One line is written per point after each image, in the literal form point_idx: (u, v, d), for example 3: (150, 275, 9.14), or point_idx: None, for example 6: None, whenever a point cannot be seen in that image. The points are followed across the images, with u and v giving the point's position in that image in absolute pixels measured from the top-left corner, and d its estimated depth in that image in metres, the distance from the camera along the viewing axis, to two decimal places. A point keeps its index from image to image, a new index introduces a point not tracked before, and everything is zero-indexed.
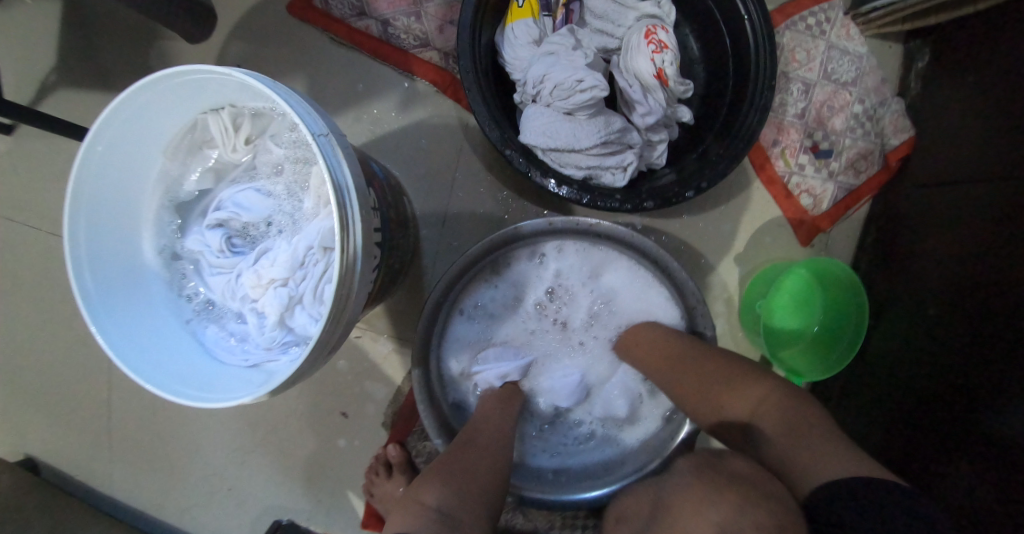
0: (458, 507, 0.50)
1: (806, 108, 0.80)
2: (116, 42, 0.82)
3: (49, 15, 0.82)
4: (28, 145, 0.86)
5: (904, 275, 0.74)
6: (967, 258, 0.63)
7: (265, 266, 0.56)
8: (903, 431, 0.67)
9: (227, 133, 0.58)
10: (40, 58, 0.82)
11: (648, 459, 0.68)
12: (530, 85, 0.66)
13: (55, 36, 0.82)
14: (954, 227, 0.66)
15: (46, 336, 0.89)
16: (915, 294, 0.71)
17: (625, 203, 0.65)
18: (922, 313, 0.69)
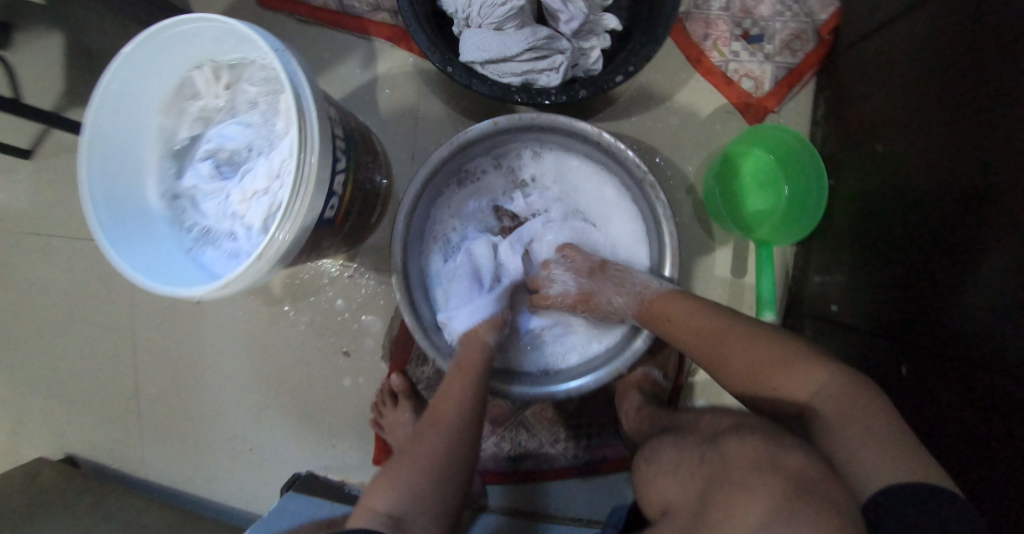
0: (410, 508, 0.55)
1: (731, 1, 0.83)
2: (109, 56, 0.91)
3: (50, 43, 0.92)
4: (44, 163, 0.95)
5: (872, 158, 0.71)
6: (952, 140, 0.57)
7: (248, 181, 0.65)
8: (885, 322, 0.65)
9: (210, 83, 0.68)
10: (48, 83, 0.92)
11: (618, 350, 0.74)
12: (460, 12, 0.75)
13: (58, 61, 0.92)
14: (930, 110, 0.61)
15: (75, 337, 0.96)
16: (891, 177, 0.67)
17: (560, 96, 0.73)
18: (900, 200, 0.64)
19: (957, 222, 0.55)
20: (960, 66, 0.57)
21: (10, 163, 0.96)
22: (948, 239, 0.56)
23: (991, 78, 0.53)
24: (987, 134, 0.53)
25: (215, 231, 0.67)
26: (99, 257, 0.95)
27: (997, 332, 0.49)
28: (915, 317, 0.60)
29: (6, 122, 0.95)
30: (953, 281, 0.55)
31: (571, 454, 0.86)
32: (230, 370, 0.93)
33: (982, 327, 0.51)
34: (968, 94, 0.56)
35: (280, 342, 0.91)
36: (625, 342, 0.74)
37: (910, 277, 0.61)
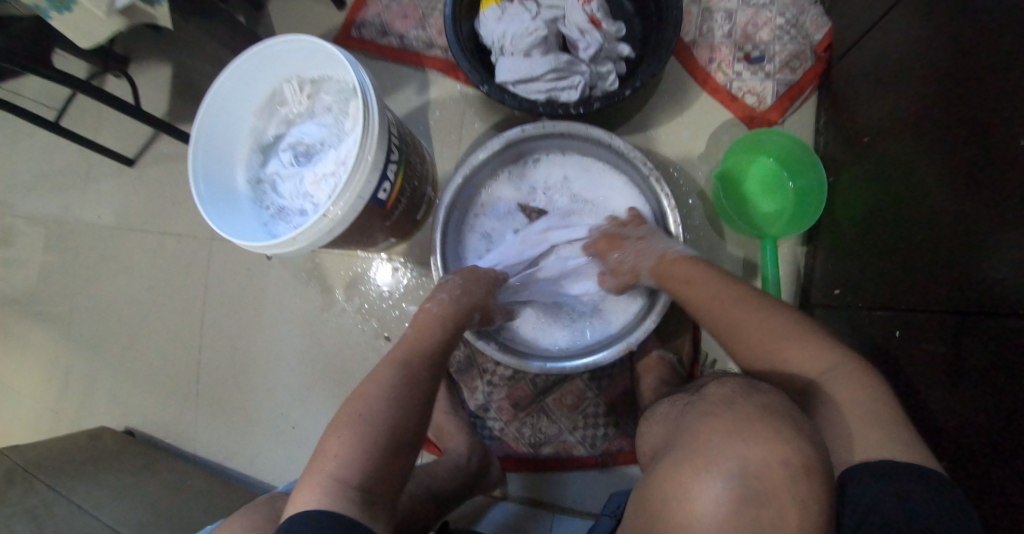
0: (371, 473, 0.50)
1: (732, 29, 0.90)
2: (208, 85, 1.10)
3: (164, 76, 1.12)
4: (145, 170, 1.12)
5: (870, 157, 0.74)
6: (949, 125, 0.58)
7: (320, 167, 0.77)
8: (891, 303, 0.66)
9: (296, 93, 0.81)
10: (158, 107, 1.12)
11: (629, 330, 0.79)
12: (496, 42, 0.90)
13: (168, 90, 1.12)
14: (924, 103, 0.63)
15: (151, 321, 1.10)
16: (888, 171, 0.69)
17: (579, 107, 0.85)
18: (901, 190, 0.66)
19: (960, 202, 0.55)
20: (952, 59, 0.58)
21: (115, 170, 1.14)
22: (952, 218, 0.56)
23: (981, 65, 0.54)
24: (982, 116, 0.53)
25: (289, 209, 0.79)
26: (180, 250, 1.09)
27: (1004, 296, 0.49)
28: (925, 294, 0.60)
29: (113, 127, 1.12)
30: (959, 256, 0.55)
31: (591, 442, 0.88)
32: (280, 353, 1.03)
33: (989, 294, 0.51)
34: (959, 85, 0.57)
35: (328, 327, 1.01)
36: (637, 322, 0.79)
37: (917, 257, 0.61)
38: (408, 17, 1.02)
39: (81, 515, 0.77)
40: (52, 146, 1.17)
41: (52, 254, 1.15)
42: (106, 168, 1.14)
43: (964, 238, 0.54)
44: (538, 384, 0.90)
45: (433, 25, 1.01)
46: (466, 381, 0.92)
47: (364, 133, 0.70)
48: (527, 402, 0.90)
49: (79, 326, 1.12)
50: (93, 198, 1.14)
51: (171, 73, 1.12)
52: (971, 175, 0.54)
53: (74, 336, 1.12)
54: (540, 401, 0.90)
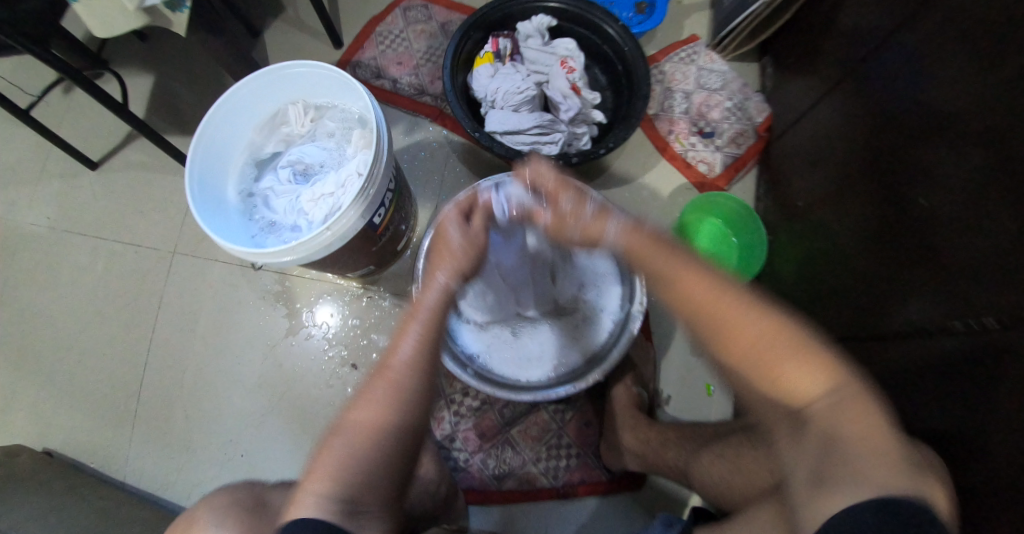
0: (359, 497, 0.50)
1: (688, 107, 1.05)
2: (190, 101, 1.11)
3: (143, 86, 1.12)
4: (108, 177, 1.10)
5: (814, 224, 0.84)
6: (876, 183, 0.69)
7: (319, 187, 0.81)
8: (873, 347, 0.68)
9: (300, 115, 0.87)
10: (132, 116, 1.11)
11: (604, 354, 0.85)
12: (490, 95, 1.00)
13: (145, 99, 1.11)
14: (852, 171, 0.75)
15: (90, 334, 1.03)
16: (835, 235, 0.78)
17: (559, 159, 0.94)
18: (856, 248, 0.72)
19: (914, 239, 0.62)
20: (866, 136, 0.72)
21: (75, 171, 1.10)
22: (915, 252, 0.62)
23: (895, 135, 0.66)
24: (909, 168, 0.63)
25: (280, 224, 0.82)
26: (137, 261, 1.05)
27: (988, 294, 0.52)
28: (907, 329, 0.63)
29: (79, 131, 1.10)
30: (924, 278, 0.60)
31: (553, 474, 0.91)
32: (235, 373, 0.99)
33: (967, 289, 0.55)
34: (877, 153, 0.69)
35: (293, 346, 0.99)
36: (609, 349, 0.85)
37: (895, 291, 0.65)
38: (403, 64, 1.10)
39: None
40: (7, 140, 1.12)
41: None
42: (64, 167, 1.10)
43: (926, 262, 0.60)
44: (506, 415, 0.93)
45: (425, 74, 1.09)
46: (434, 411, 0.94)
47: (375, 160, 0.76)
48: (493, 433, 0.92)
49: (6, 332, 1.04)
50: (43, 197, 1.09)
51: (150, 83, 1.12)
52: (903, 219, 0.64)
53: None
54: (506, 431, 0.92)
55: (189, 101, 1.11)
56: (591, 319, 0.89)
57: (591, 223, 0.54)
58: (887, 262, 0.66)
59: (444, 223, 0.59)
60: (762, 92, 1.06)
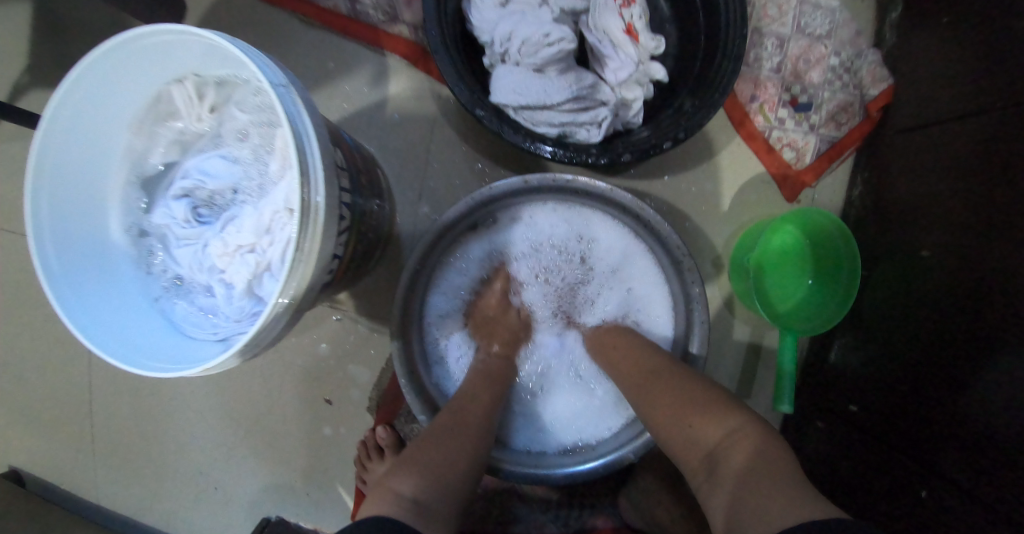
0: (434, 495, 0.47)
1: (782, 62, 0.76)
2: (82, 36, 0.80)
3: (14, 10, 0.80)
4: (4, 145, 0.85)
5: (919, 275, 0.65)
6: (959, 227, 0.60)
7: (231, 233, 0.55)
8: (898, 415, 0.64)
9: (191, 103, 0.56)
10: (4, 55, 0.80)
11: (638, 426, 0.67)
12: (497, 44, 0.65)
13: (19, 31, 0.80)
14: (941, 199, 0.63)
15: (21, 342, 0.87)
16: (929, 302, 0.63)
17: (601, 156, 0.65)
18: (922, 302, 0.64)
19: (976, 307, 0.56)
20: (971, 165, 0.60)
21: None
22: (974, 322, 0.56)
23: (1002, 173, 0.56)
24: (997, 217, 0.56)
25: (190, 281, 0.58)
26: None
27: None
28: (935, 403, 0.59)
29: None
30: (974, 356, 0.56)
31: (564, 523, 0.82)
32: (196, 396, 0.84)
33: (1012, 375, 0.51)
34: (976, 187, 0.59)
35: (254, 370, 0.81)
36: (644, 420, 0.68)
37: (932, 358, 0.61)
38: None
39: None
40: None
41: None
42: None
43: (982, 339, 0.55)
44: None
45: None
46: None
47: (303, 211, 0.49)
48: (498, 484, 0.82)
49: None
50: None
51: (21, 9, 0.80)
52: (973, 277, 0.57)
53: None
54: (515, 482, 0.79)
55: (80, 36, 0.80)
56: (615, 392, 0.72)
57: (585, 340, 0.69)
58: (945, 324, 0.60)
59: (489, 299, 0.71)
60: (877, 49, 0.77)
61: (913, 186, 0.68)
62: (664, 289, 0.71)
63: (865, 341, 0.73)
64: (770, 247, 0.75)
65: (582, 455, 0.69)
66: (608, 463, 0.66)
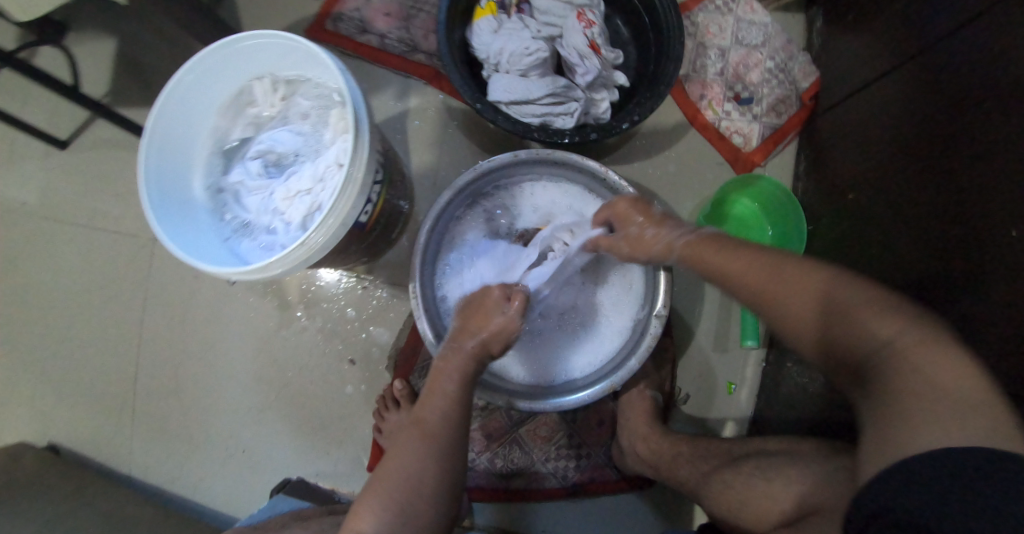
0: (397, 527, 0.54)
1: (724, 67, 0.96)
2: (163, 70, 1.02)
3: (108, 52, 1.02)
4: (79, 156, 1.01)
5: (871, 214, 0.75)
6: (899, 162, 0.70)
7: (293, 182, 0.72)
8: None
9: (269, 95, 0.76)
10: (99, 86, 1.01)
11: (624, 361, 0.78)
12: (492, 57, 0.86)
13: (111, 68, 1.02)
14: (884, 145, 0.74)
15: (78, 326, 0.99)
16: (884, 232, 0.72)
17: (574, 136, 0.82)
18: (881, 235, 0.72)
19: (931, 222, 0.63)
20: (901, 113, 0.71)
21: (46, 153, 1.02)
22: (928, 235, 0.63)
23: (926, 109, 0.66)
24: (930, 144, 0.65)
25: (254, 224, 0.73)
26: (117, 248, 0.99)
27: (989, 263, 0.54)
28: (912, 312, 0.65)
29: (45, 113, 1.02)
30: (932, 262, 0.62)
31: (563, 475, 0.89)
32: (229, 366, 0.94)
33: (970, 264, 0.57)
34: (907, 127, 0.69)
35: (285, 338, 0.92)
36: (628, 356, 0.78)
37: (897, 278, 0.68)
38: (391, 16, 0.95)
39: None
40: None
41: None
42: (32, 148, 1.02)
43: (939, 246, 0.61)
44: (513, 416, 0.90)
45: (418, 27, 0.95)
46: None
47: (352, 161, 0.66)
48: (502, 437, 0.89)
49: None
50: (12, 182, 1.02)
51: (116, 49, 1.02)
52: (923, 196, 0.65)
53: None
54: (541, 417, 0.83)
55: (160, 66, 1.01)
56: (603, 334, 0.84)
57: (669, 237, 0.62)
58: (903, 245, 0.67)
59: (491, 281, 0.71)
60: (808, 51, 0.96)
61: (859, 143, 0.80)
62: None
63: None
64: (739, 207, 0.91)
65: (575, 389, 0.79)
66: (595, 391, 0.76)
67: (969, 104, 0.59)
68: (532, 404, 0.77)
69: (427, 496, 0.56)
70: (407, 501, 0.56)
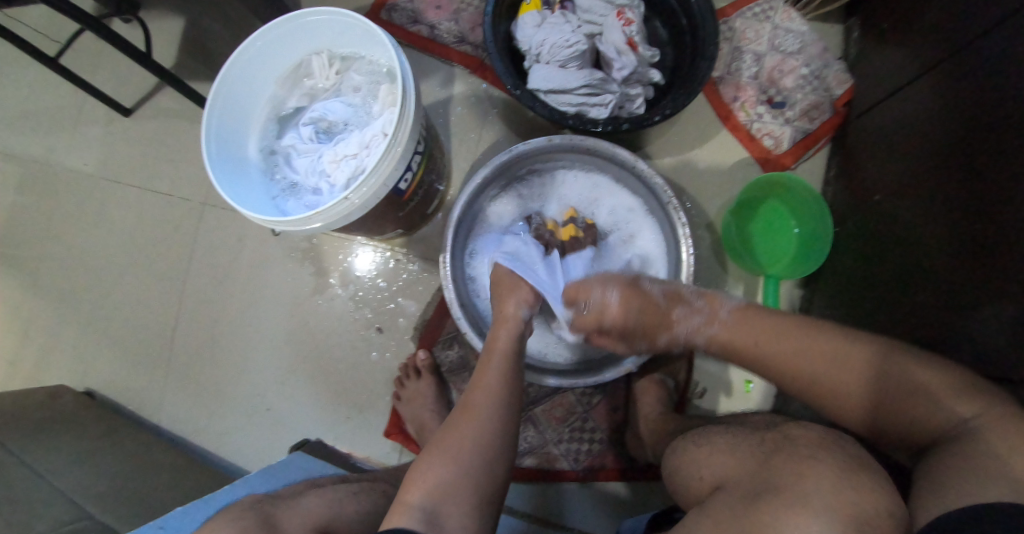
0: (449, 504, 0.53)
1: (759, 72, 0.99)
2: (225, 47, 1.09)
3: (177, 29, 1.10)
4: (141, 123, 1.09)
5: (904, 213, 0.76)
6: (937, 160, 0.71)
7: (341, 147, 0.76)
8: (917, 331, 0.69)
9: (324, 68, 0.81)
10: (166, 59, 1.09)
11: None
12: (534, 48, 0.90)
13: (179, 44, 1.10)
14: (920, 143, 0.75)
15: (124, 281, 1.04)
16: (919, 230, 0.72)
17: (607, 125, 0.84)
18: (914, 235, 0.73)
19: (971, 219, 0.64)
20: (940, 112, 0.71)
21: (111, 118, 1.09)
22: (969, 233, 0.64)
23: (967, 106, 0.67)
24: (970, 141, 0.65)
25: (301, 185, 0.78)
26: (167, 209, 1.05)
27: None
28: (949, 307, 0.65)
29: (114, 81, 1.10)
30: (973, 258, 0.62)
31: (574, 458, 0.90)
32: (261, 327, 0.98)
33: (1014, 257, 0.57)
34: (948, 125, 0.70)
35: (317, 303, 0.97)
36: None
37: (936, 275, 0.68)
38: (442, 8, 1.01)
39: (22, 466, 0.73)
40: (44, 84, 1.12)
41: (28, 197, 1.09)
42: (99, 114, 1.10)
43: (981, 241, 0.62)
44: (530, 393, 0.92)
45: (466, 19, 1.01)
46: (456, 382, 0.91)
47: (397, 126, 0.69)
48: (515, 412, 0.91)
49: (46, 273, 1.07)
50: (79, 143, 1.10)
51: (184, 26, 1.10)
52: (964, 193, 0.65)
53: (42, 284, 1.06)
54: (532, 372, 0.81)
55: (222, 43, 1.08)
56: None
57: (687, 333, 0.66)
58: (941, 243, 0.68)
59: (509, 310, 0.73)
60: (843, 59, 0.99)
61: (893, 145, 0.81)
62: (659, 235, 0.88)
63: (861, 286, 0.82)
64: (773, 203, 0.93)
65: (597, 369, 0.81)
66: (615, 373, 0.78)
67: (1011, 99, 0.60)
68: (558, 381, 0.79)
69: (478, 472, 0.56)
70: (463, 473, 0.55)
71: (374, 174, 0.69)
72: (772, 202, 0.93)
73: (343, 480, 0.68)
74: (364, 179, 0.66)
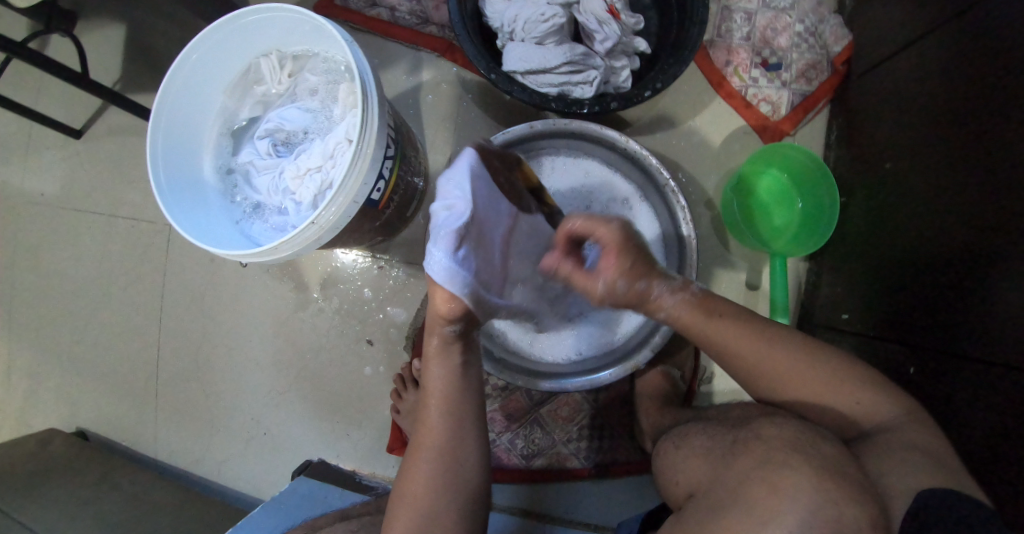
0: None
1: (751, 32, 0.91)
2: (169, 53, 1.00)
3: (116, 38, 1.00)
4: (91, 145, 1.01)
5: (916, 179, 0.70)
6: (949, 121, 0.65)
7: (303, 159, 0.69)
8: (932, 308, 0.66)
9: (275, 71, 0.73)
10: (109, 74, 1.01)
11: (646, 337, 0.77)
12: (506, 25, 0.82)
13: (120, 56, 1.01)
14: (929, 103, 0.69)
15: (98, 314, 0.99)
16: (931, 198, 0.67)
17: (594, 105, 0.77)
18: (925, 203, 0.68)
19: (991, 185, 0.59)
20: (949, 67, 0.66)
21: (59, 142, 1.02)
22: (987, 199, 0.59)
23: (981, 61, 0.61)
24: (987, 101, 0.60)
25: (265, 205, 0.72)
26: (133, 236, 0.99)
27: None
28: (966, 282, 0.61)
29: (56, 100, 1.01)
30: (993, 227, 0.58)
31: (586, 455, 0.87)
32: (246, 351, 0.93)
33: None
34: (959, 83, 0.64)
35: (302, 321, 0.92)
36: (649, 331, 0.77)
37: (951, 246, 0.63)
38: None
39: (17, 526, 0.71)
40: None
41: None
42: (45, 138, 1.02)
43: (1001, 209, 0.57)
44: (535, 395, 0.89)
45: None
46: None
47: (362, 135, 0.62)
48: (521, 414, 0.89)
49: (15, 312, 1.01)
50: (29, 171, 1.02)
51: (123, 34, 1.00)
52: (981, 157, 0.60)
53: (14, 325, 1.01)
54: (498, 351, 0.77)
55: (167, 49, 0.99)
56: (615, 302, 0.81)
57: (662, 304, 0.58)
58: (955, 211, 0.63)
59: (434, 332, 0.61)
60: (840, 12, 0.90)
61: (898, 105, 0.75)
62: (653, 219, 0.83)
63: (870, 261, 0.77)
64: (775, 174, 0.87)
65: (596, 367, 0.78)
66: (617, 372, 0.75)
67: None
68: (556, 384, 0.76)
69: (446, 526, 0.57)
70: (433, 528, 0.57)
71: (342, 190, 0.63)
72: (773, 173, 0.87)
73: (342, 518, 0.67)
74: (332, 197, 0.60)
